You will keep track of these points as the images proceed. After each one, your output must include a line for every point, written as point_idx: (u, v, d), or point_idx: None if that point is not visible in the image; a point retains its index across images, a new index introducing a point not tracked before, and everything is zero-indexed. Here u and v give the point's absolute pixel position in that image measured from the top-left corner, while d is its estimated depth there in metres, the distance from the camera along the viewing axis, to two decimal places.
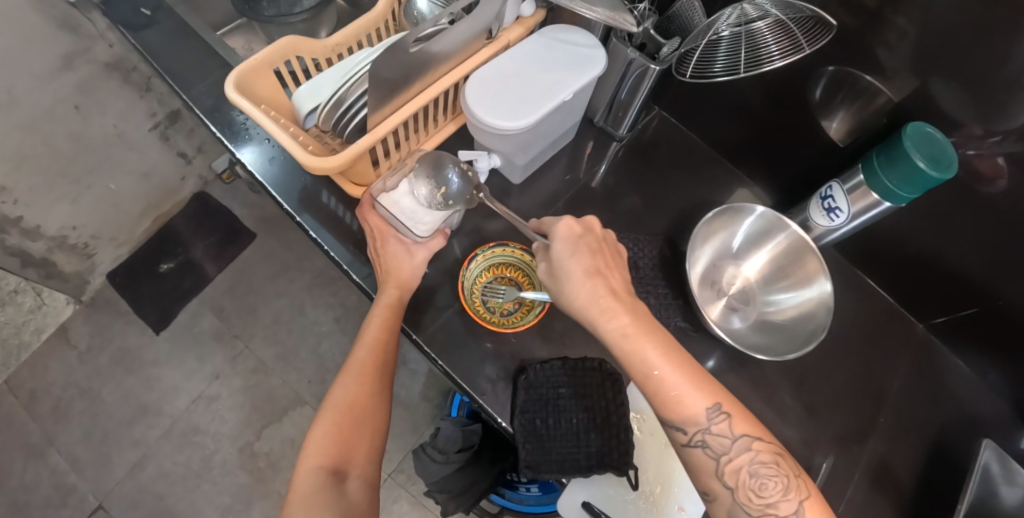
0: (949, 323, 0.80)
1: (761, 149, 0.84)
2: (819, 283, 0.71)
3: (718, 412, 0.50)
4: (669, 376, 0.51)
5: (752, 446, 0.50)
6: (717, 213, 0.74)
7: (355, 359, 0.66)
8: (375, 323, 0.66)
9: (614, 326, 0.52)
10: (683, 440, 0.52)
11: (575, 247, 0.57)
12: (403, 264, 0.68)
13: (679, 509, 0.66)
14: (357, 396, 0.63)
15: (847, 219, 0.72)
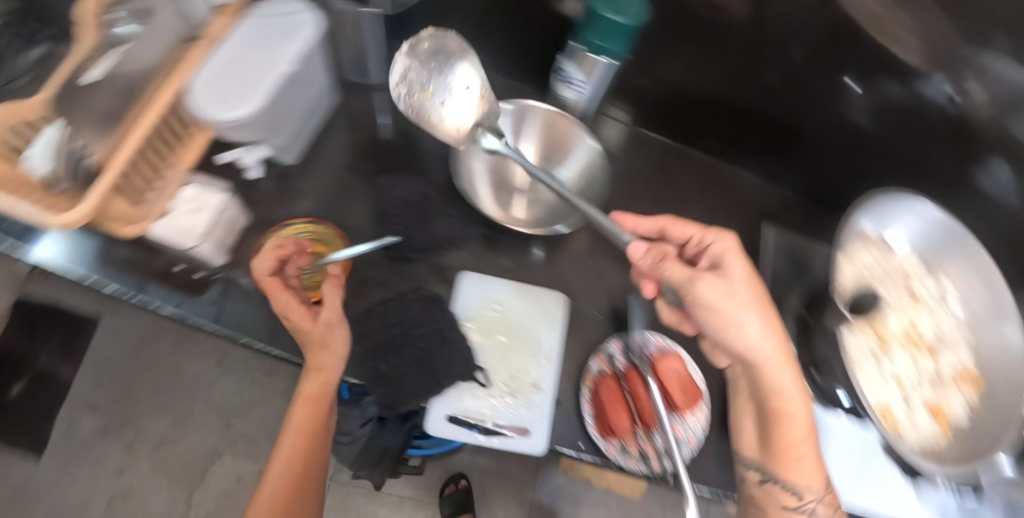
0: (721, 137, 0.88)
1: (510, 51, 0.87)
2: (584, 143, 0.77)
3: (818, 492, 0.60)
4: (794, 407, 0.59)
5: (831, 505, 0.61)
6: (475, 120, 0.77)
7: (285, 441, 0.64)
8: (300, 416, 0.63)
9: (749, 332, 0.56)
10: (794, 499, 0.60)
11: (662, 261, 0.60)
12: (322, 383, 0.62)
13: (535, 386, 0.69)
14: (287, 479, 0.64)
15: (585, 86, 0.75)
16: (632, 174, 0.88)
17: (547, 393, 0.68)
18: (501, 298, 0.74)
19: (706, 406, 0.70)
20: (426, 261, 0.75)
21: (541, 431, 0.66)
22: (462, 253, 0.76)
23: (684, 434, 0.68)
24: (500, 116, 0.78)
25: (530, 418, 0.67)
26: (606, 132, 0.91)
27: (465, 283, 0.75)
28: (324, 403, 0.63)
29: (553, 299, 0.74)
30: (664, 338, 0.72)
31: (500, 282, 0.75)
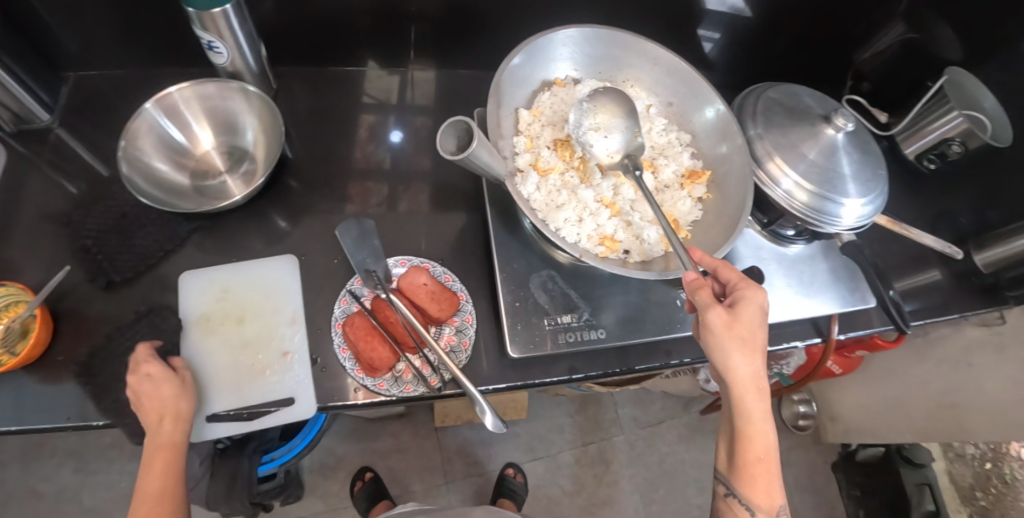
0: (420, 52, 0.86)
1: (167, 39, 0.79)
2: (247, 93, 0.73)
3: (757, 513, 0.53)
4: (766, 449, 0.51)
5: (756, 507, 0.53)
6: (131, 141, 0.69)
7: (150, 471, 0.57)
8: (170, 435, 0.58)
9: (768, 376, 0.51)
10: (724, 493, 0.54)
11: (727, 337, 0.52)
12: (168, 402, 0.57)
13: (286, 353, 0.66)
14: (171, 484, 0.58)
15: (231, 48, 0.70)
16: (347, 115, 0.84)
17: (301, 354, 0.67)
18: (219, 284, 0.69)
19: (469, 302, 0.69)
20: (149, 278, 0.71)
21: (306, 392, 0.65)
22: (188, 257, 0.73)
23: (454, 339, 0.67)
24: (145, 116, 0.70)
25: (290, 386, 0.65)
26: (309, 84, 0.86)
27: (186, 283, 0.69)
28: (182, 421, 0.59)
29: (281, 262, 0.71)
30: (411, 260, 0.71)
31: (221, 268, 0.70)
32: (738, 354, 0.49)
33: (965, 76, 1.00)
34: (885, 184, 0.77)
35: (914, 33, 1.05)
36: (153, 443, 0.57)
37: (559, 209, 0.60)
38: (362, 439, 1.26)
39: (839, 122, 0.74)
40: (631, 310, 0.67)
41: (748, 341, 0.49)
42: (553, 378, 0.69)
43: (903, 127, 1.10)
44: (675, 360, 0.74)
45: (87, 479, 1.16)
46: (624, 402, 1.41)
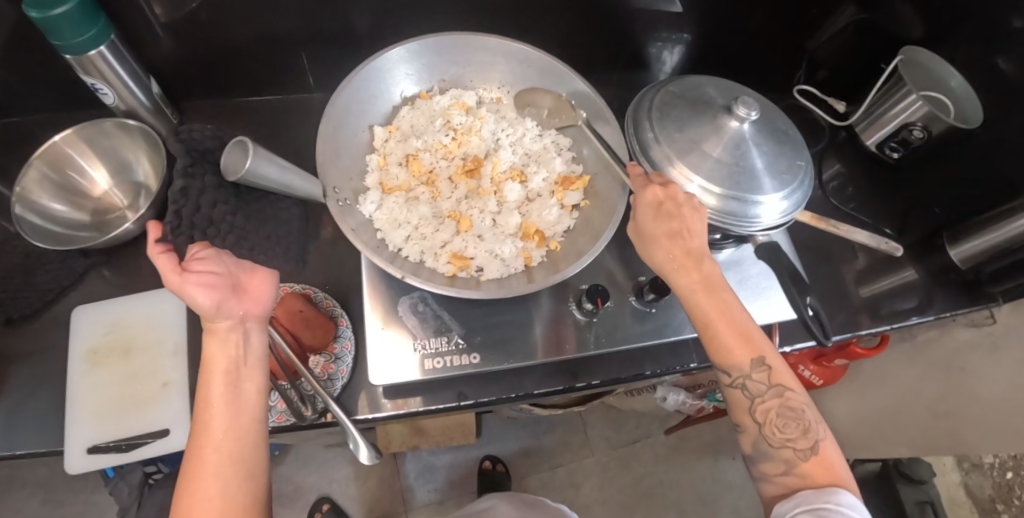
0: (319, 75, 0.87)
1: (66, 86, 0.80)
2: (132, 126, 0.77)
3: (760, 365, 0.54)
4: (717, 321, 0.55)
5: (766, 367, 0.54)
6: (27, 194, 0.72)
7: (203, 389, 0.49)
8: (209, 346, 0.49)
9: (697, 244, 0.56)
10: (726, 381, 0.56)
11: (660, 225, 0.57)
12: (197, 300, 0.48)
13: (166, 384, 0.69)
14: (234, 401, 0.49)
15: (117, 89, 0.72)
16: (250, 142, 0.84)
17: (179, 384, 0.69)
18: (112, 317, 0.72)
19: (348, 328, 0.68)
20: (47, 314, 0.74)
21: (182, 423, 0.67)
22: (87, 291, 0.76)
23: (331, 366, 0.66)
24: (33, 164, 0.73)
25: (167, 416, 0.67)
26: (211, 116, 0.86)
27: (79, 318, 0.71)
28: (212, 323, 0.50)
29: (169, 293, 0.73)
30: (292, 285, 0.69)
31: (112, 301, 0.72)
32: (653, 247, 0.57)
33: (924, 53, 0.89)
34: (806, 176, 0.70)
35: (865, 12, 0.91)
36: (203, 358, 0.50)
37: (399, 227, 0.62)
38: (319, 467, 1.24)
39: (740, 112, 0.67)
40: (507, 332, 0.66)
41: (668, 222, 0.56)
42: (438, 405, 0.66)
43: (861, 114, 1.00)
44: (582, 383, 0.69)
45: (54, 510, 1.20)
46: (594, 422, 1.33)
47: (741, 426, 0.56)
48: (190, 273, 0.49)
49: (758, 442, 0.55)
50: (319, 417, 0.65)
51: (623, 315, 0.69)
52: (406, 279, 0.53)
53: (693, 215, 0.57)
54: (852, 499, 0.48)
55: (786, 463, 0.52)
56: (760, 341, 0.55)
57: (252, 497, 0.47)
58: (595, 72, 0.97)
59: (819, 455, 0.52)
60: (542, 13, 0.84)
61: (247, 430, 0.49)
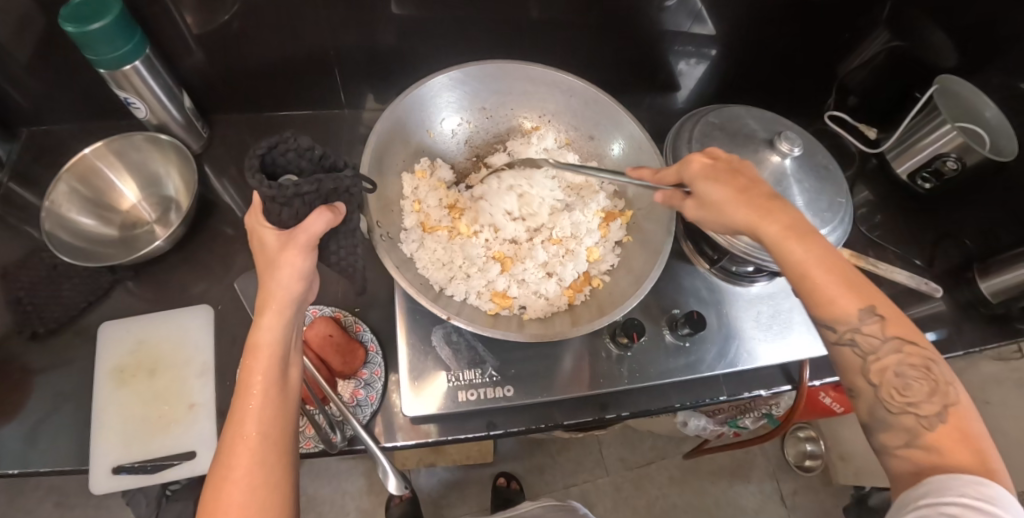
0: (347, 92, 0.86)
1: (95, 97, 0.79)
2: (154, 137, 0.76)
3: (871, 313, 0.46)
4: (823, 277, 0.48)
5: (902, 348, 0.45)
6: (52, 216, 0.71)
7: (252, 372, 0.46)
8: (268, 331, 0.47)
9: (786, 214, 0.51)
10: (832, 338, 0.48)
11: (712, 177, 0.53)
12: (279, 288, 0.46)
13: (192, 405, 0.68)
14: (280, 382, 0.47)
15: (149, 103, 0.71)
16: None
17: (206, 406, 0.69)
18: (139, 335, 0.72)
19: (378, 355, 0.66)
20: (73, 328, 0.73)
21: (208, 447, 0.67)
22: (113, 306, 0.75)
23: (360, 392, 0.64)
24: (62, 179, 0.72)
25: (193, 439, 0.67)
26: (237, 132, 0.86)
27: (106, 334, 0.71)
28: (288, 309, 0.48)
29: (197, 312, 0.73)
30: (321, 309, 0.68)
31: (139, 319, 0.72)
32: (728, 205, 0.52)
33: (959, 84, 0.84)
34: (845, 214, 0.69)
35: (900, 40, 0.88)
36: (253, 340, 0.47)
37: (441, 267, 0.64)
38: (332, 479, 1.24)
39: (783, 147, 0.66)
40: (540, 364, 0.65)
41: (728, 177, 0.53)
42: (468, 435, 0.64)
43: (891, 143, 0.93)
44: (612, 414, 0.67)
45: (66, 514, 1.21)
46: (609, 441, 1.32)
47: (852, 389, 0.48)
48: (309, 253, 0.47)
49: (873, 408, 0.46)
50: (347, 445, 0.63)
51: (655, 349, 0.69)
52: (452, 320, 0.55)
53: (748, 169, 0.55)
54: (1000, 489, 0.37)
55: (909, 434, 0.43)
56: (869, 292, 0.47)
57: (291, 488, 0.46)
58: (626, 96, 0.96)
59: (949, 422, 0.42)
60: (575, 35, 0.82)
61: (292, 419, 0.48)
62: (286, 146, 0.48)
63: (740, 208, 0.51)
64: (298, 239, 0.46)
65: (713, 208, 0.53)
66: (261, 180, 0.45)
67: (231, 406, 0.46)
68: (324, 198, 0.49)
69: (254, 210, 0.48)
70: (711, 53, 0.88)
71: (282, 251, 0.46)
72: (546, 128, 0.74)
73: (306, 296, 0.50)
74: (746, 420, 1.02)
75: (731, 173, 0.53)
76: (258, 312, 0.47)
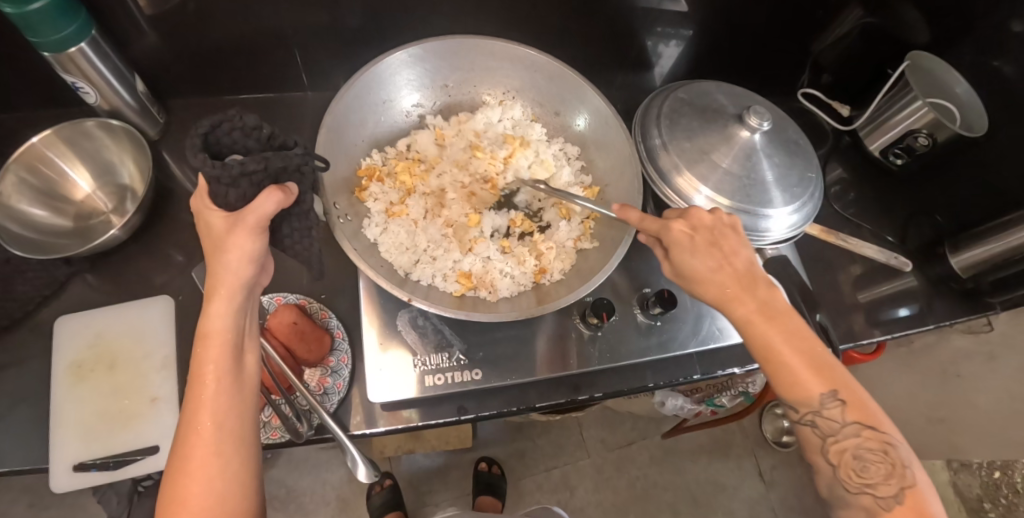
0: (308, 73, 0.83)
1: (41, 85, 0.76)
2: (107, 122, 0.73)
3: (834, 397, 0.48)
4: (788, 357, 0.49)
5: (861, 433, 0.48)
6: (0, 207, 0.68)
7: (204, 361, 0.43)
8: (219, 318, 0.44)
9: (743, 308, 0.51)
10: (793, 417, 0.51)
11: (694, 249, 0.52)
12: (229, 273, 0.44)
13: (154, 399, 0.67)
14: (235, 371, 0.45)
15: (99, 87, 0.68)
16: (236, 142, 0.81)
17: (169, 398, 0.67)
18: (96, 328, 0.69)
19: (344, 341, 0.65)
20: (27, 324, 0.70)
21: (172, 440, 0.65)
22: (70, 299, 0.72)
23: (327, 380, 0.62)
24: (11, 168, 0.69)
25: (157, 433, 0.65)
26: (193, 118, 0.83)
27: (63, 328, 0.69)
28: (239, 295, 0.45)
29: (157, 302, 0.71)
30: (285, 296, 0.66)
31: (96, 312, 0.70)
32: (694, 257, 0.52)
33: (930, 60, 0.83)
34: (815, 189, 0.68)
35: (872, 16, 0.86)
36: (203, 329, 0.44)
37: (408, 252, 0.62)
38: (311, 469, 1.23)
39: (752, 122, 0.65)
40: (511, 346, 0.64)
41: (707, 251, 0.52)
42: (438, 420, 0.63)
43: (864, 119, 0.92)
44: (585, 395, 0.67)
45: (39, 515, 1.18)
46: (589, 423, 1.33)
47: (812, 464, 0.51)
48: (258, 235, 0.45)
49: (833, 486, 0.49)
50: (314, 434, 0.62)
51: (627, 328, 0.68)
52: (413, 302, 0.54)
53: (731, 238, 0.53)
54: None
55: (867, 513, 0.46)
56: (836, 375, 0.49)
57: (254, 477, 0.45)
58: (598, 75, 0.95)
59: (907, 504, 0.45)
60: (543, 12, 0.80)
61: (252, 408, 0.46)
62: (230, 125, 0.46)
63: (722, 284, 0.51)
64: (245, 221, 0.44)
65: (688, 281, 0.53)
66: (204, 159, 0.43)
67: (185, 397, 0.44)
68: (274, 178, 0.47)
69: (201, 194, 0.45)
70: (680, 30, 0.87)
71: (229, 235, 0.44)
72: (510, 105, 0.73)
73: (258, 279, 0.48)
74: (723, 398, 1.02)
75: (710, 236, 0.53)
76: (208, 299, 0.44)
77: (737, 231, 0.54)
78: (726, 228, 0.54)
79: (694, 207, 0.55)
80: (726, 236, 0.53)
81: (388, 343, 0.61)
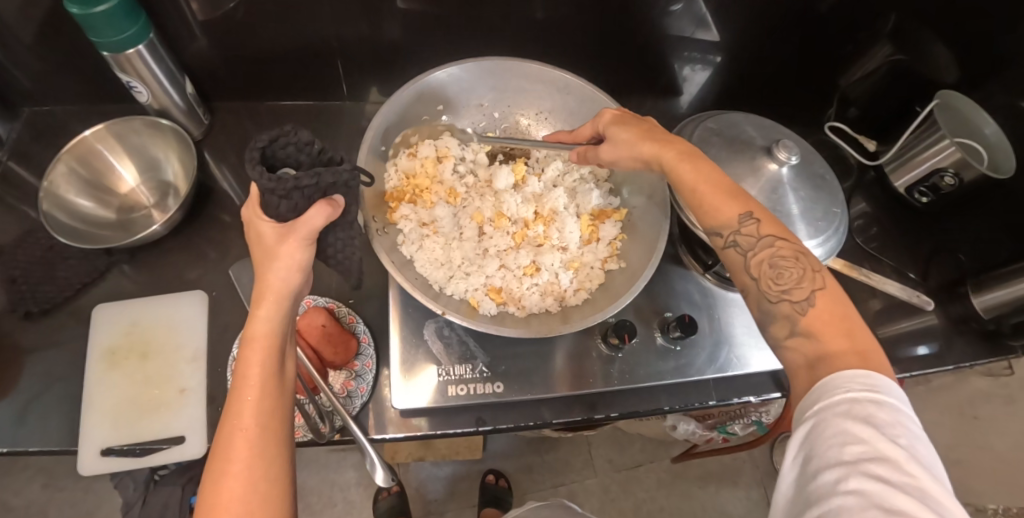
0: (348, 84, 0.86)
1: (96, 80, 0.79)
2: (157, 120, 0.76)
3: (749, 216, 0.49)
4: (685, 178, 0.52)
5: (773, 242, 0.48)
6: (49, 195, 0.71)
7: (250, 364, 0.45)
8: (265, 322, 0.46)
9: (639, 146, 0.57)
10: (719, 244, 0.50)
11: (615, 121, 0.60)
12: (278, 280, 0.46)
13: (182, 391, 0.69)
14: (276, 375, 0.46)
15: (150, 87, 0.71)
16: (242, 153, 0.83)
17: (197, 391, 0.69)
18: (131, 318, 0.72)
19: (370, 346, 0.66)
20: (67, 309, 0.73)
21: (197, 431, 0.67)
22: (108, 288, 0.75)
23: (351, 383, 0.64)
24: (62, 159, 0.72)
25: (182, 424, 0.67)
26: (234, 120, 0.86)
27: (99, 317, 0.72)
28: (285, 302, 0.47)
29: (192, 297, 0.74)
30: (315, 299, 0.68)
31: (133, 303, 0.73)
32: (622, 128, 0.59)
33: (959, 99, 0.83)
34: (841, 224, 0.69)
35: (901, 54, 0.87)
36: (249, 332, 0.46)
37: (440, 267, 0.65)
38: (320, 470, 1.24)
39: (780, 155, 0.67)
40: (535, 362, 0.66)
41: (636, 124, 0.59)
42: (458, 429, 0.64)
43: (891, 155, 0.92)
44: (601, 415, 0.68)
45: (54, 494, 1.21)
46: (598, 442, 1.33)
47: (740, 289, 0.49)
48: (307, 246, 0.47)
49: (759, 304, 0.47)
50: (336, 436, 0.63)
51: (645, 350, 0.69)
52: (446, 315, 0.56)
53: (650, 120, 0.61)
54: (886, 379, 0.38)
55: (787, 320, 0.45)
56: (745, 198, 0.50)
57: (290, 481, 0.45)
58: (628, 98, 0.96)
59: (819, 306, 0.44)
60: (581, 36, 0.82)
61: (290, 413, 0.47)
62: (286, 140, 0.47)
63: (650, 144, 0.56)
64: (297, 232, 0.46)
65: (618, 152, 0.59)
66: (262, 171, 0.45)
67: (228, 399, 0.45)
68: (324, 192, 0.49)
69: (252, 202, 0.48)
70: (714, 59, 0.89)
71: (281, 244, 0.46)
72: (543, 125, 0.75)
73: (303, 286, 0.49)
74: (736, 425, 1.02)
75: (639, 120, 0.60)
76: (255, 304, 0.46)
77: (654, 116, 0.62)
78: (647, 114, 0.63)
79: (613, 103, 0.65)
80: (649, 118, 0.61)
81: (413, 353, 0.63)
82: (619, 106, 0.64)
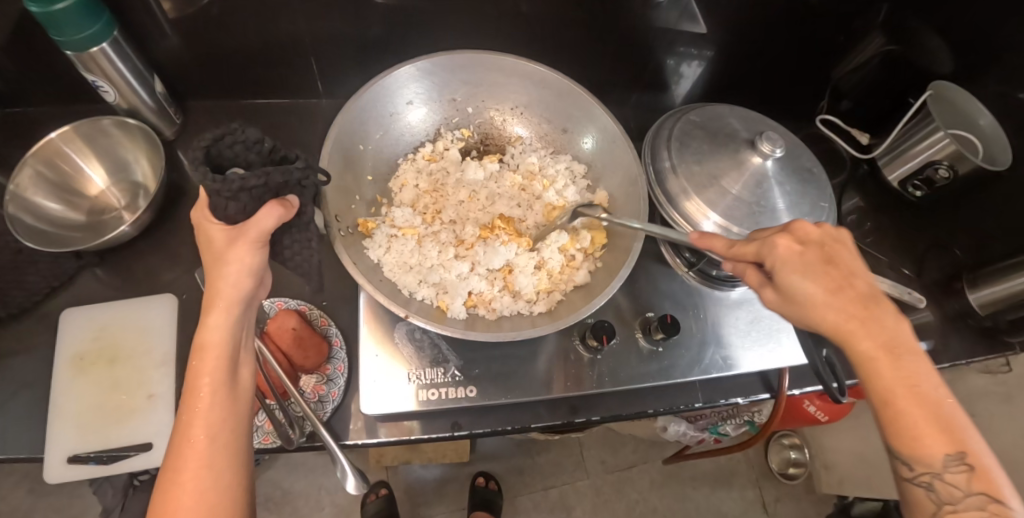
0: (324, 81, 0.84)
1: (64, 80, 0.77)
2: (125, 120, 0.74)
3: (958, 459, 0.40)
4: (886, 383, 0.42)
5: (988, 506, 0.40)
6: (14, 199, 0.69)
7: (200, 373, 0.43)
8: (216, 330, 0.44)
9: (829, 313, 0.44)
10: (904, 474, 0.43)
11: (802, 266, 0.45)
12: (228, 286, 0.44)
13: (151, 395, 0.67)
14: (228, 384, 0.44)
15: (117, 87, 0.69)
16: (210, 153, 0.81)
17: (166, 396, 0.67)
18: (99, 323, 0.70)
19: (342, 349, 0.65)
20: (35, 314, 0.71)
21: (165, 437, 0.65)
22: (78, 293, 0.73)
23: (322, 388, 0.62)
24: (28, 162, 0.71)
25: (150, 430, 0.65)
26: (208, 119, 0.84)
27: (67, 322, 0.70)
28: (237, 309, 0.45)
29: (162, 300, 0.72)
30: (286, 302, 0.66)
31: (101, 307, 0.71)
32: (805, 278, 0.45)
33: (954, 91, 0.81)
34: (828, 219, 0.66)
35: (894, 44, 0.85)
36: (199, 341, 0.44)
37: (410, 270, 0.63)
38: (307, 473, 1.23)
39: (765, 148, 0.64)
40: (510, 364, 0.64)
41: (820, 271, 0.45)
42: (433, 435, 0.62)
43: (885, 147, 0.90)
44: (582, 418, 0.66)
45: (40, 500, 1.20)
46: (590, 443, 1.31)
47: None
48: (259, 249, 0.45)
49: None
50: (305, 442, 0.61)
51: (627, 352, 0.67)
52: (410, 318, 0.54)
53: (840, 250, 0.47)
54: None
55: None
56: (961, 431, 0.41)
57: (246, 491, 0.44)
58: (612, 92, 0.94)
59: None
60: (560, 30, 0.80)
61: (246, 421, 0.46)
62: (232, 139, 0.46)
63: (837, 307, 0.44)
64: (247, 234, 0.44)
65: (796, 306, 0.46)
66: (205, 173, 0.44)
67: (178, 409, 0.43)
68: (275, 192, 0.47)
69: (202, 205, 0.45)
70: (699, 52, 0.87)
71: (229, 248, 0.44)
72: (517, 120, 0.73)
73: (257, 289, 0.47)
74: (728, 426, 1.00)
75: (822, 250, 0.46)
76: (204, 311, 0.44)
77: (845, 245, 0.48)
78: (836, 240, 0.47)
79: (796, 221, 0.48)
80: (833, 245, 0.47)
81: (384, 357, 0.61)
82: (801, 223, 0.48)
